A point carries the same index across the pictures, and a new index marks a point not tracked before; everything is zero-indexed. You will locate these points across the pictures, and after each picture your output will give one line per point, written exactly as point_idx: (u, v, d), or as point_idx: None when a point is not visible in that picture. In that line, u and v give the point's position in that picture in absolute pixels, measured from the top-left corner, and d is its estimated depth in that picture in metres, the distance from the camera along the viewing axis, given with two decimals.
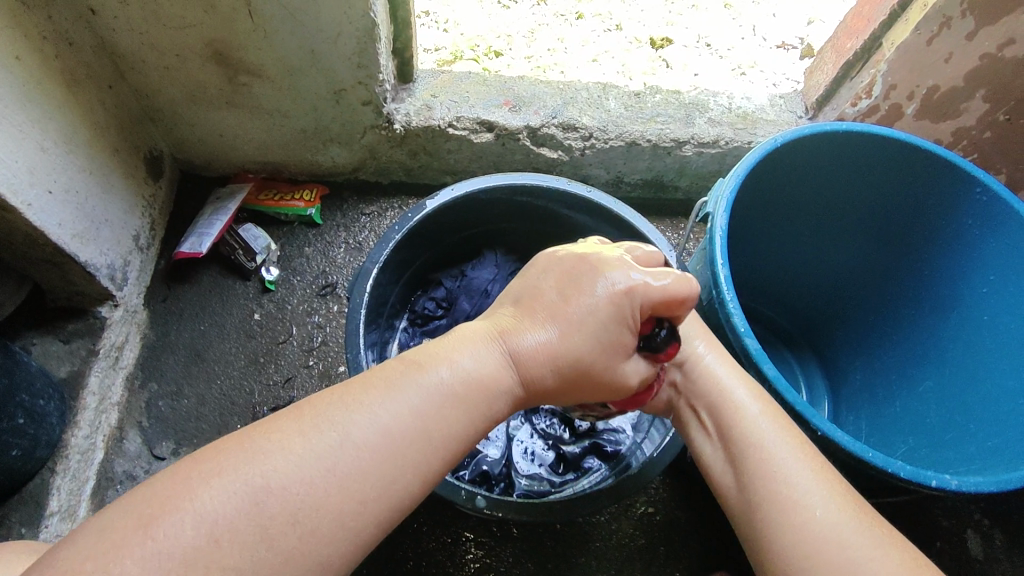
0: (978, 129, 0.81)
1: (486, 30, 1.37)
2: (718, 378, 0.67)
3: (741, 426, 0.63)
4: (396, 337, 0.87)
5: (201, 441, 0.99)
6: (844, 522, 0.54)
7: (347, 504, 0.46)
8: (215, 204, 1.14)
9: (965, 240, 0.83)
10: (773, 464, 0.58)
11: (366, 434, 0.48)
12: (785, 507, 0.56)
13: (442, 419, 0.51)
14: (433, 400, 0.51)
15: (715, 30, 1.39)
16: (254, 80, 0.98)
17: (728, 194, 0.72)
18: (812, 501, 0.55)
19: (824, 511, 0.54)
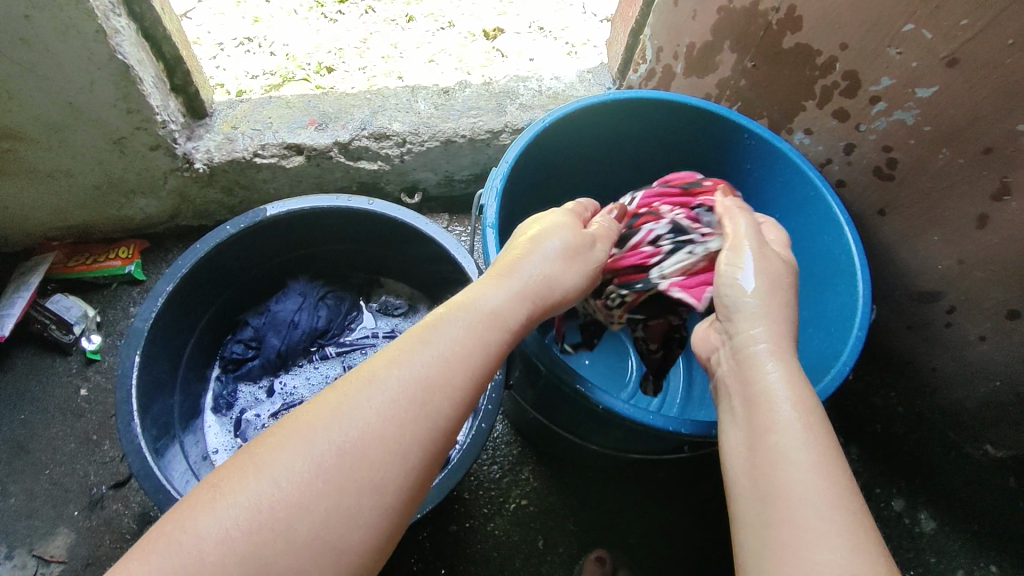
0: (735, 78, 0.82)
1: (313, 47, 1.30)
2: (763, 369, 0.57)
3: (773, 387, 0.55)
4: (209, 388, 0.82)
5: (35, 539, 0.91)
6: (854, 553, 0.45)
7: (375, 473, 0.45)
8: (17, 281, 1.05)
9: (750, 183, 0.87)
10: (788, 470, 0.50)
11: (386, 400, 0.47)
12: (788, 532, 0.48)
13: (454, 379, 0.50)
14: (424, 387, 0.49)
15: (545, 13, 1.39)
16: (16, 144, 0.91)
17: (499, 184, 0.72)
18: (821, 523, 0.47)
19: (841, 550, 0.45)
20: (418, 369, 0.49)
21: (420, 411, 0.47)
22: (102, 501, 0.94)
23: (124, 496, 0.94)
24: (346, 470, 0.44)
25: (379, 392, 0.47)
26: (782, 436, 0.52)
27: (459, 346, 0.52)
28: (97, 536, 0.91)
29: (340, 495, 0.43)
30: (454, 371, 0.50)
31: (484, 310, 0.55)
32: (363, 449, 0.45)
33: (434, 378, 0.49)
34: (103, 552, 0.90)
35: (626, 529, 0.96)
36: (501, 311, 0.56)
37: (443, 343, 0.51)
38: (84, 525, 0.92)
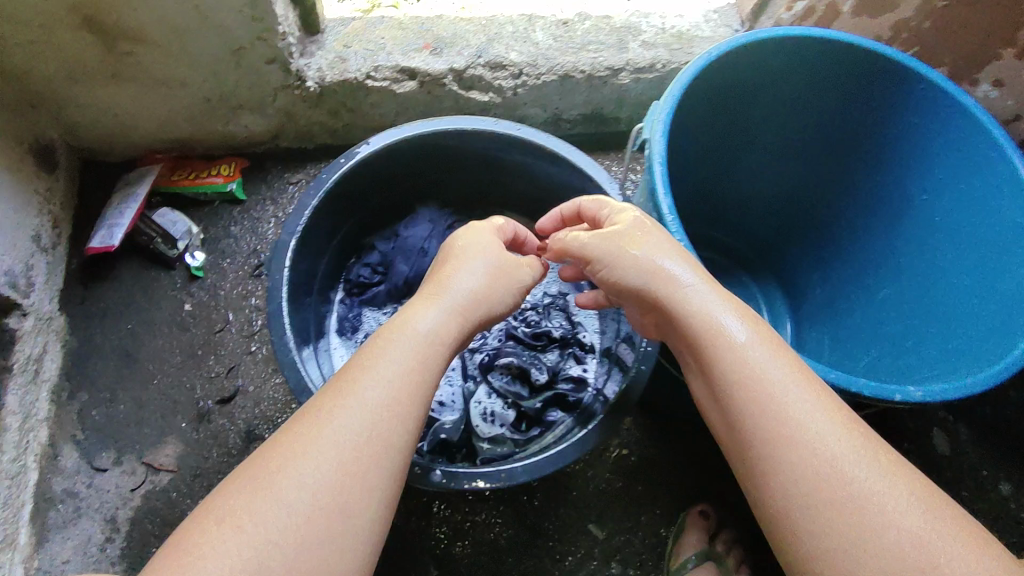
0: (917, 19, 0.77)
1: None
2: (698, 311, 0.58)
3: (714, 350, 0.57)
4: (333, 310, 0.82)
5: (144, 447, 0.93)
6: (891, 494, 0.49)
7: (367, 474, 0.50)
8: (123, 191, 1.04)
9: (913, 139, 0.80)
10: (803, 436, 0.52)
11: (353, 426, 0.51)
12: (823, 485, 0.50)
13: (415, 388, 0.55)
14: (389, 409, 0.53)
15: None
16: (137, 47, 0.87)
17: (665, 118, 0.68)
18: (853, 475, 0.50)
19: (884, 490, 0.49)
20: (372, 393, 0.53)
21: (405, 406, 0.53)
22: (209, 416, 0.95)
23: (229, 413, 0.95)
24: (345, 467, 0.49)
25: (361, 404, 0.52)
26: (788, 405, 0.53)
27: (409, 364, 0.55)
28: (205, 449, 0.93)
29: (341, 496, 0.49)
30: (404, 389, 0.54)
31: (419, 334, 0.57)
32: (353, 451, 0.50)
33: (402, 386, 0.54)
34: (211, 465, 0.92)
35: (725, 488, 0.95)
36: (439, 333, 0.58)
37: (387, 370, 0.54)
38: (192, 437, 0.94)
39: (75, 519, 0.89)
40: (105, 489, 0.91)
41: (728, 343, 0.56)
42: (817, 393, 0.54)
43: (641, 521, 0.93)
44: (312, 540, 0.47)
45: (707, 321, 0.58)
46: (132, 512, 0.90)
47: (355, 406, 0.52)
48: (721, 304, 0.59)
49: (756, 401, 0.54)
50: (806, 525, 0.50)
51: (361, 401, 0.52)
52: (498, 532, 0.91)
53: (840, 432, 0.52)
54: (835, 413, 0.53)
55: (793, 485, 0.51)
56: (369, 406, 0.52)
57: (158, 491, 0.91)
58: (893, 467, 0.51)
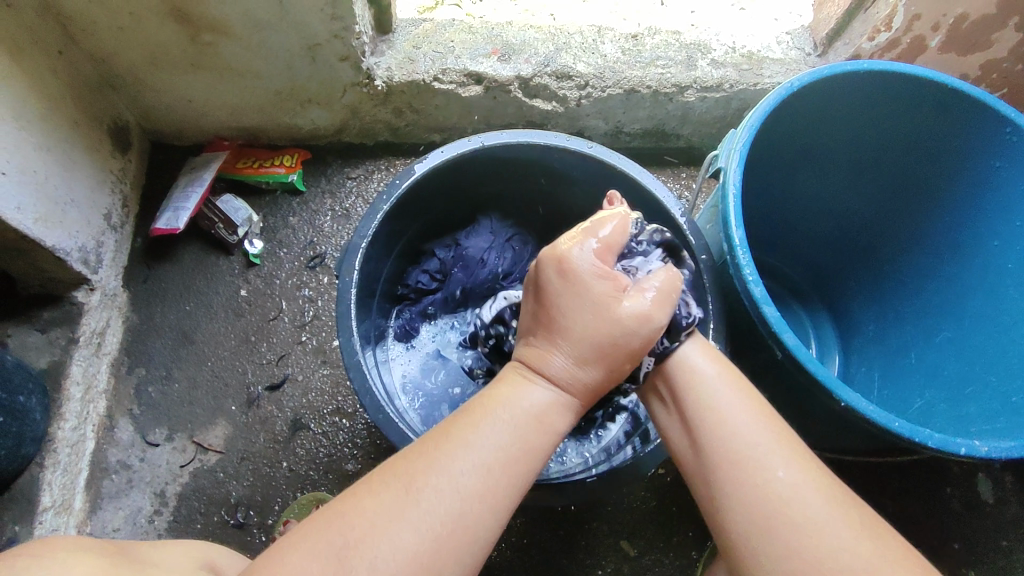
0: (1010, 61, 0.81)
1: None
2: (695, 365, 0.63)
3: (695, 387, 0.61)
4: (392, 322, 0.89)
5: (195, 426, 0.96)
6: (853, 535, 0.51)
7: (478, 539, 0.50)
8: (189, 175, 1.06)
9: (994, 182, 0.78)
10: (765, 473, 0.54)
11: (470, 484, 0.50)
12: (774, 515, 0.52)
13: (524, 455, 0.53)
14: (507, 465, 0.52)
15: None
16: (218, 38, 0.88)
17: (743, 147, 0.69)
18: (808, 509, 0.52)
19: (845, 532, 0.51)
20: (488, 455, 0.52)
21: (513, 470, 0.52)
22: (258, 401, 0.97)
23: (278, 400, 0.97)
24: (453, 534, 0.49)
25: (468, 469, 0.51)
26: (751, 449, 0.56)
27: (512, 436, 0.53)
28: (253, 433, 0.96)
29: (464, 537, 0.49)
30: (510, 474, 0.52)
31: (537, 407, 0.56)
32: (458, 518, 0.49)
33: (508, 455, 0.52)
34: (257, 449, 0.95)
35: None
36: (549, 415, 0.56)
37: (491, 439, 0.53)
38: (241, 420, 0.96)
39: (128, 490, 0.93)
40: (156, 464, 0.94)
41: (710, 385, 0.61)
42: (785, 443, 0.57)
43: (674, 542, 0.93)
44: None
45: (703, 400, 0.60)
46: (181, 488, 0.93)
47: (450, 475, 0.50)
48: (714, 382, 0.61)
49: (716, 428, 0.57)
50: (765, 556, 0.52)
51: (459, 472, 0.50)
52: (533, 543, 0.91)
53: (799, 472, 0.55)
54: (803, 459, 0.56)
55: (739, 497, 0.54)
56: (471, 473, 0.51)
57: (206, 470, 0.94)
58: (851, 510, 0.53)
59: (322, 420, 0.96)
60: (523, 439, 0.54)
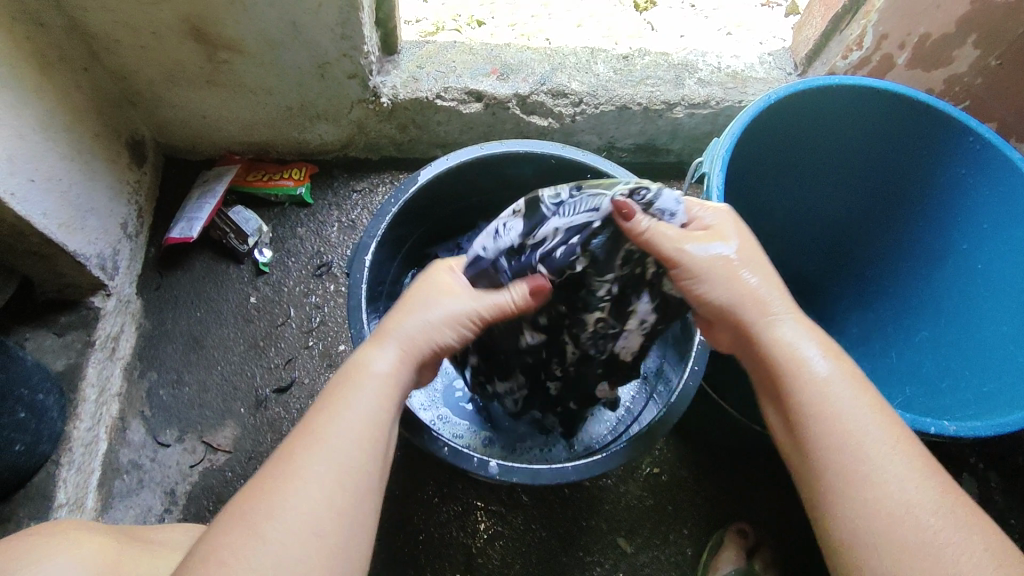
0: (971, 74, 0.88)
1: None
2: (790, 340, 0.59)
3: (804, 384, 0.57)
4: None
5: (205, 427, 0.99)
6: (930, 497, 0.51)
7: (354, 497, 0.51)
8: (203, 187, 1.11)
9: (961, 189, 0.84)
10: (848, 423, 0.55)
11: (337, 457, 0.52)
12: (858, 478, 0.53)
13: (389, 422, 0.56)
14: (373, 418, 0.55)
15: None
16: (234, 57, 0.94)
17: (724, 154, 0.74)
18: (887, 472, 0.52)
19: (915, 489, 0.52)
20: (353, 422, 0.54)
21: (374, 433, 0.54)
22: (266, 403, 1.01)
23: (285, 402, 1.01)
24: (337, 498, 0.50)
25: (335, 440, 0.52)
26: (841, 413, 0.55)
27: (381, 398, 0.56)
28: (261, 435, 0.99)
29: (347, 493, 0.51)
30: (374, 429, 0.54)
31: (380, 373, 0.57)
32: (337, 477, 0.51)
33: (377, 414, 0.55)
34: (265, 449, 0.98)
35: (752, 516, 0.97)
36: (397, 369, 0.58)
37: (362, 398, 0.55)
38: (250, 422, 1.00)
39: (138, 489, 0.95)
40: (167, 464, 0.97)
41: (831, 390, 0.56)
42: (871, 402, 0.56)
43: (670, 539, 0.95)
44: (326, 548, 0.49)
45: (790, 351, 0.58)
46: (190, 487, 0.96)
47: (327, 442, 0.52)
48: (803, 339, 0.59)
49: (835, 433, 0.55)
50: (844, 509, 0.52)
51: (333, 442, 0.52)
52: (532, 540, 0.94)
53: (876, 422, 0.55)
54: (886, 418, 0.55)
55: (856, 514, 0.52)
56: (342, 449, 0.52)
57: (214, 469, 0.97)
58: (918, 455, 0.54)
59: None
60: (382, 394, 0.57)
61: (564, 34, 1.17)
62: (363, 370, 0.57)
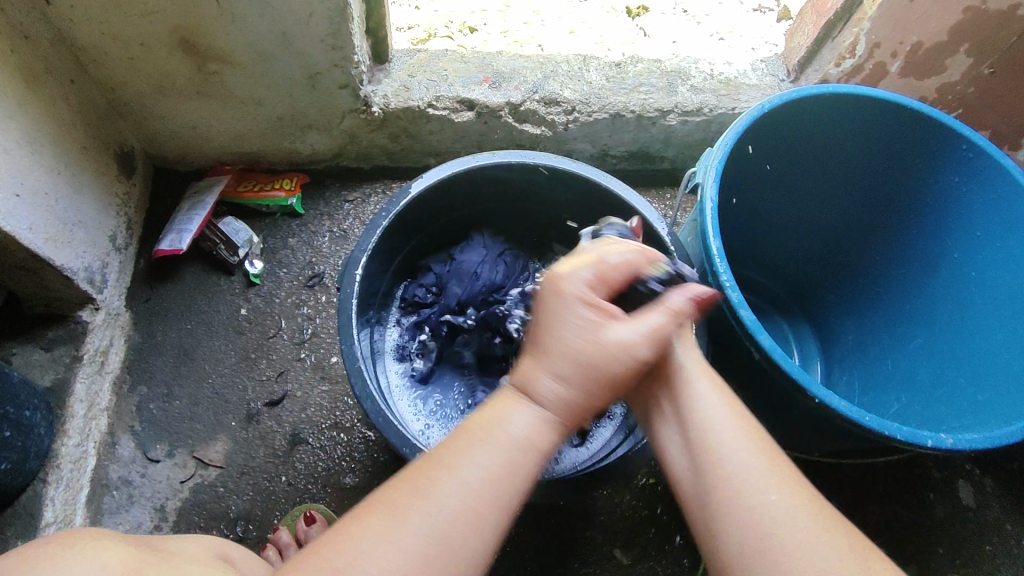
0: (963, 83, 0.88)
1: (457, 7, 1.20)
2: (682, 364, 0.61)
3: (699, 412, 0.58)
4: (392, 331, 0.93)
5: (196, 441, 0.98)
6: (806, 512, 0.50)
7: (441, 572, 0.48)
8: (193, 198, 1.10)
9: (954, 197, 0.84)
10: (719, 456, 0.54)
11: (446, 517, 0.49)
12: (737, 496, 0.52)
13: (497, 497, 0.51)
14: (490, 485, 0.51)
15: None
16: (223, 67, 0.93)
17: (718, 164, 0.74)
18: (765, 487, 0.52)
19: (784, 512, 0.50)
20: (463, 486, 0.50)
21: (507, 482, 0.52)
22: (258, 417, 1.00)
23: (277, 415, 1.00)
24: (421, 569, 0.47)
25: (463, 489, 0.50)
26: (715, 440, 0.55)
27: (506, 466, 0.52)
28: (253, 448, 0.98)
29: (428, 565, 0.48)
30: (493, 493, 0.51)
31: (518, 438, 0.53)
32: (450, 527, 0.49)
33: (488, 482, 0.51)
34: (257, 464, 0.97)
35: None
36: (533, 436, 0.54)
37: (471, 465, 0.52)
38: (241, 435, 0.99)
39: (128, 506, 0.94)
40: (157, 479, 0.96)
41: (708, 415, 0.57)
42: (751, 434, 0.56)
43: (665, 551, 0.94)
44: None
45: (687, 376, 0.60)
46: (180, 503, 0.94)
47: (437, 502, 0.50)
48: (692, 368, 0.61)
49: (710, 448, 0.55)
50: (725, 530, 0.51)
51: (444, 498, 0.50)
52: (526, 553, 0.93)
53: (751, 449, 0.54)
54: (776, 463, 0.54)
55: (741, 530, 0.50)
56: (456, 505, 0.50)
57: (206, 485, 0.96)
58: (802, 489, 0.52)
59: (320, 434, 0.99)
60: (503, 466, 0.52)
61: (556, 42, 1.16)
62: (500, 435, 0.53)
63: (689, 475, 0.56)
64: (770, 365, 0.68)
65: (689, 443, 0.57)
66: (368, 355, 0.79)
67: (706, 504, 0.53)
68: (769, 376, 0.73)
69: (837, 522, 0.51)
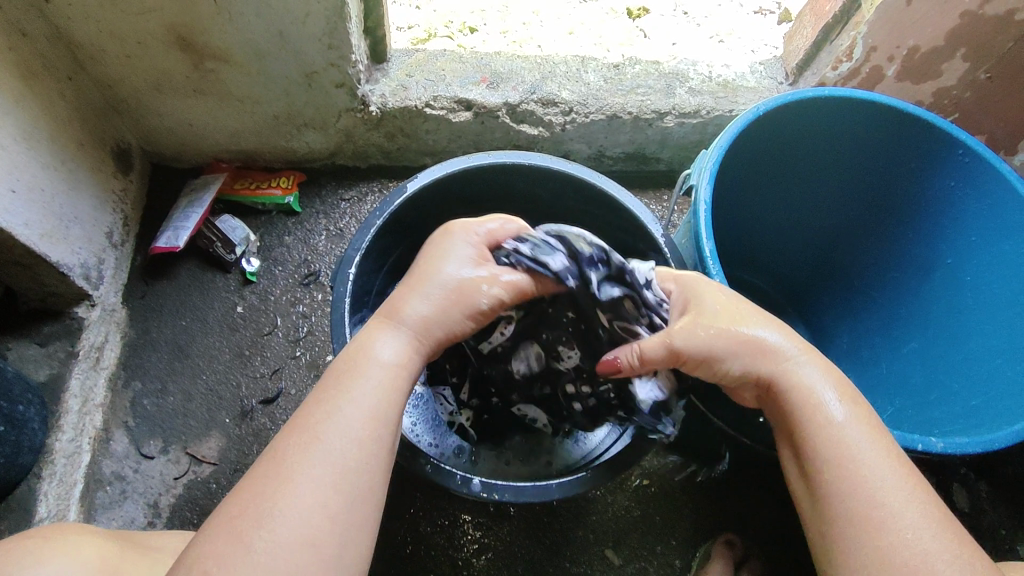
0: (959, 87, 0.88)
1: (456, 7, 1.20)
2: (805, 377, 0.60)
3: (828, 425, 0.57)
4: None
5: (189, 438, 0.98)
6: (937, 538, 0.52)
7: (345, 500, 0.50)
8: (189, 195, 1.10)
9: (949, 201, 0.84)
10: (860, 471, 0.55)
11: (341, 452, 0.51)
12: (873, 527, 0.53)
13: (393, 408, 0.55)
14: (377, 408, 0.54)
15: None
16: (221, 66, 0.93)
17: (711, 167, 0.74)
18: (901, 519, 0.53)
19: (923, 537, 0.52)
20: (353, 417, 0.53)
21: (386, 411, 0.55)
22: (251, 414, 1.00)
23: (270, 413, 1.00)
24: (325, 498, 0.50)
25: (342, 432, 0.52)
26: (857, 451, 0.56)
27: (385, 391, 0.56)
28: (246, 446, 0.98)
29: (342, 495, 0.50)
30: (372, 425, 0.54)
31: (387, 362, 0.57)
32: (339, 461, 0.51)
33: (376, 406, 0.54)
34: (250, 461, 0.97)
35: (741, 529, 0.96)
36: (404, 359, 0.58)
37: (361, 394, 0.55)
38: (235, 432, 0.99)
39: (121, 501, 0.94)
40: (150, 475, 0.96)
41: (838, 428, 0.57)
42: (887, 448, 0.57)
43: (657, 552, 0.94)
44: (315, 557, 0.48)
45: (805, 392, 0.59)
46: (173, 499, 0.95)
47: (324, 448, 0.51)
48: (819, 380, 0.60)
49: (840, 461, 0.56)
50: (852, 546, 0.53)
51: (328, 439, 0.52)
52: (518, 553, 0.93)
53: (892, 477, 0.55)
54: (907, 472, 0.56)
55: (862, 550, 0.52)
56: (346, 438, 0.52)
57: (199, 481, 0.96)
58: (931, 504, 0.54)
59: None
60: (386, 387, 0.56)
61: (555, 43, 1.17)
62: (371, 359, 0.57)
63: (810, 494, 0.58)
64: None
65: (807, 467, 0.58)
66: None
67: (835, 542, 0.54)
68: None
69: (956, 535, 0.53)
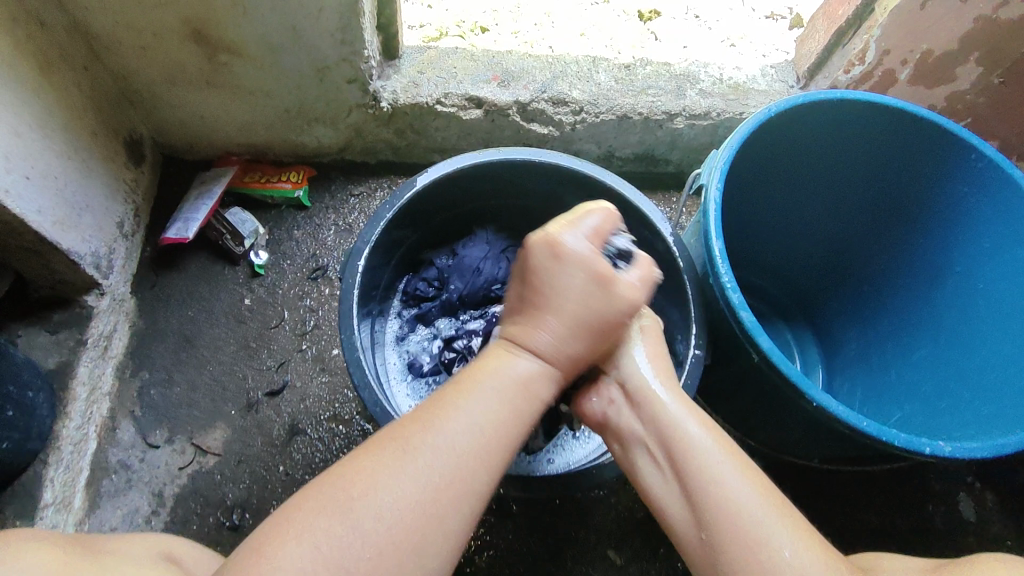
0: (972, 92, 0.88)
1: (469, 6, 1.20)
2: (671, 410, 0.62)
3: (699, 455, 0.59)
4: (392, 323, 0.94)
5: (195, 428, 0.99)
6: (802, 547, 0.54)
7: (439, 514, 0.52)
8: (200, 187, 1.11)
9: (962, 206, 0.83)
10: (723, 493, 0.57)
11: (441, 467, 0.53)
12: (751, 554, 0.54)
13: (500, 439, 0.56)
14: (494, 425, 0.56)
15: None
16: (234, 59, 0.94)
17: (722, 166, 0.74)
18: (764, 521, 0.55)
19: (788, 549, 0.54)
20: (464, 432, 0.55)
21: (500, 432, 0.56)
22: (257, 406, 1.00)
23: (276, 405, 1.00)
24: (422, 507, 0.51)
25: (448, 445, 0.54)
26: (721, 478, 0.57)
27: (501, 404, 0.57)
28: (251, 438, 0.98)
29: (435, 506, 0.52)
30: (488, 442, 0.55)
31: (517, 379, 0.59)
32: (439, 479, 0.52)
33: (486, 428, 0.56)
34: (255, 453, 0.97)
35: None
36: (533, 384, 0.60)
37: (476, 408, 0.56)
38: (240, 424, 0.99)
39: (126, 490, 0.95)
40: (155, 464, 0.96)
41: (707, 454, 0.59)
42: (744, 468, 0.59)
43: (659, 554, 0.94)
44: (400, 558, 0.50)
45: (671, 423, 0.62)
46: (178, 489, 0.95)
47: (428, 453, 0.53)
48: (676, 406, 0.63)
49: (708, 484, 0.57)
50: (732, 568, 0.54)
51: (436, 445, 0.54)
52: (520, 551, 0.93)
53: (759, 495, 0.57)
54: (757, 481, 0.58)
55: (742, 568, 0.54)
56: (453, 452, 0.54)
57: (204, 472, 0.96)
58: (795, 518, 0.57)
59: (318, 426, 0.99)
60: (506, 405, 0.58)
61: (566, 43, 1.17)
62: (495, 374, 0.59)
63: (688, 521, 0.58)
64: (768, 367, 0.68)
65: (683, 481, 0.59)
66: (368, 343, 0.80)
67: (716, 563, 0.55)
68: (768, 378, 0.73)
69: (816, 539, 0.56)
